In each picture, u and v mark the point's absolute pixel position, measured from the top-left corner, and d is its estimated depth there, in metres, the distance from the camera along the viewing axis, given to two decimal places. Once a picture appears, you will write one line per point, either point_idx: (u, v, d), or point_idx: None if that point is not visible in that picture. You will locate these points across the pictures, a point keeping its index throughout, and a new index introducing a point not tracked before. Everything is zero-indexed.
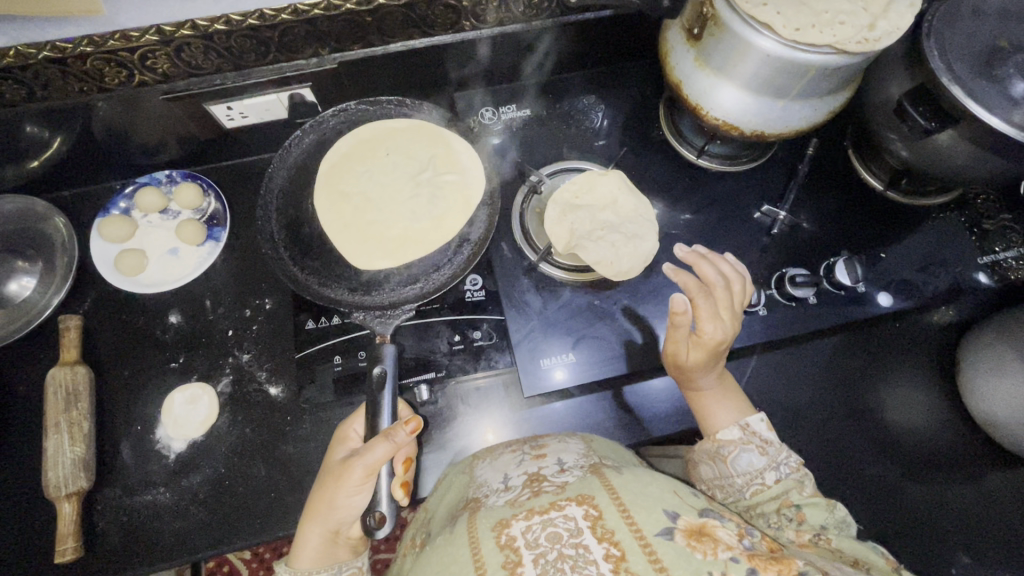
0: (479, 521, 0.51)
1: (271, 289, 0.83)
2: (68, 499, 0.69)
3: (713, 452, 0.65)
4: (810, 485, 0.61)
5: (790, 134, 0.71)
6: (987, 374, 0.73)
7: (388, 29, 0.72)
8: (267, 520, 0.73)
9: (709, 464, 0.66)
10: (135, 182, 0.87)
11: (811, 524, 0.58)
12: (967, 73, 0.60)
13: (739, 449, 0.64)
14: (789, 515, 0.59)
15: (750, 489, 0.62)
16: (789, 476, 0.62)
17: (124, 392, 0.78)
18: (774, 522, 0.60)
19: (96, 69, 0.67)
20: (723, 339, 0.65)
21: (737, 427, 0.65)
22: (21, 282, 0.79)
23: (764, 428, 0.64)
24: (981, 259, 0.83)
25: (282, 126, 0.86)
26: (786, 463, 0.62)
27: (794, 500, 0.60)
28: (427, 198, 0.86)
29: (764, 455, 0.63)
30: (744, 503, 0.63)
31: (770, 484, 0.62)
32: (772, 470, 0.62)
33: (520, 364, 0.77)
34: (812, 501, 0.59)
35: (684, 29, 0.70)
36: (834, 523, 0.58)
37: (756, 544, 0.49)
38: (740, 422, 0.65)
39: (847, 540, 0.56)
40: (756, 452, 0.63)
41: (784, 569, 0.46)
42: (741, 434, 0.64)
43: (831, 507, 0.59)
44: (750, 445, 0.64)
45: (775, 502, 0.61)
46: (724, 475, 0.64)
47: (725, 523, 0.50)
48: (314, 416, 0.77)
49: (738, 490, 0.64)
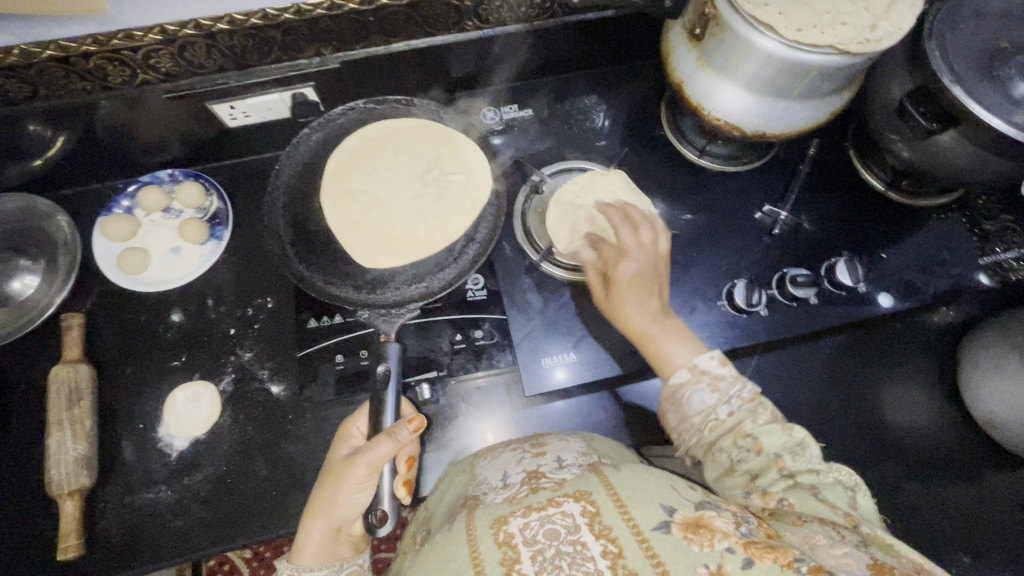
0: (477, 518, 0.52)
1: (273, 288, 0.84)
2: (69, 497, 0.69)
3: (670, 396, 0.62)
4: (765, 412, 0.58)
5: (791, 134, 0.71)
6: (989, 375, 0.73)
7: (391, 29, 0.72)
8: (269, 518, 0.73)
9: (671, 411, 0.62)
10: (138, 181, 0.87)
11: (768, 452, 0.55)
12: (967, 73, 0.60)
13: (691, 389, 0.60)
14: (746, 446, 0.56)
15: (707, 427, 0.59)
16: (741, 407, 0.58)
17: (126, 389, 0.78)
18: (736, 456, 0.56)
19: (99, 67, 0.67)
20: (635, 272, 0.69)
21: (685, 369, 0.62)
22: (24, 281, 0.80)
23: (715, 364, 0.61)
24: (982, 260, 0.83)
25: (285, 125, 0.86)
26: (738, 396, 0.59)
27: (748, 429, 0.56)
28: (433, 198, 0.86)
29: (716, 391, 0.60)
30: (704, 443, 0.59)
31: (724, 417, 0.58)
32: (723, 404, 0.59)
33: (522, 362, 0.77)
34: (766, 428, 0.56)
35: (686, 29, 0.70)
36: (791, 451, 0.55)
37: (752, 530, 0.49)
38: (688, 363, 0.62)
39: (807, 499, 0.52)
40: (708, 390, 0.60)
41: (780, 558, 0.46)
42: (690, 374, 0.61)
43: (788, 431, 0.56)
44: (700, 384, 0.60)
45: (730, 435, 0.57)
46: (682, 418, 0.61)
47: (722, 513, 0.50)
48: (316, 414, 0.77)
49: (697, 430, 0.59)
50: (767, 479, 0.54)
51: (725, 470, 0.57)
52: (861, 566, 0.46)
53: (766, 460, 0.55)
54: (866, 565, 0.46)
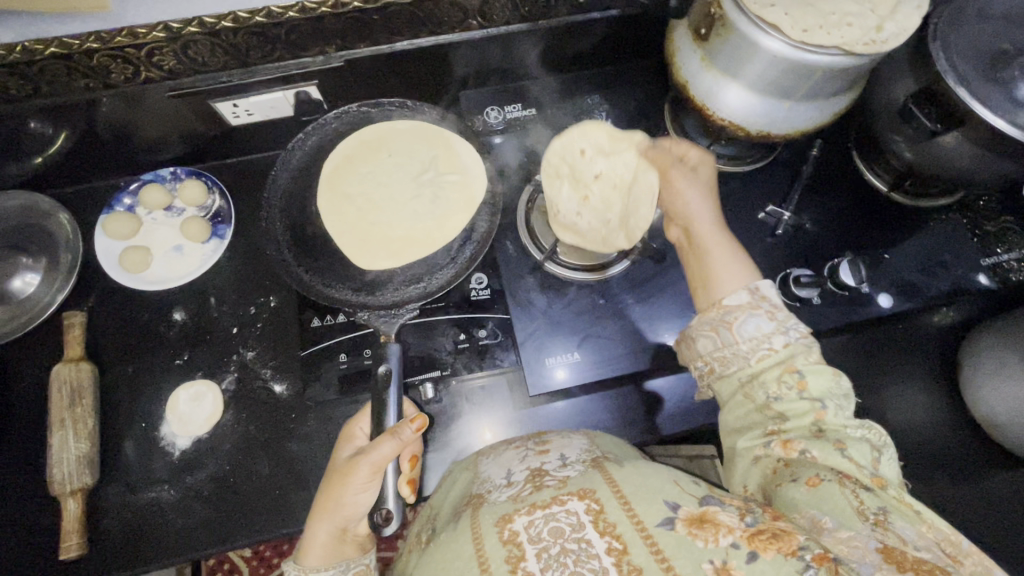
0: (482, 516, 0.52)
1: (275, 286, 0.83)
2: (72, 496, 0.69)
3: (720, 316, 0.60)
4: (817, 352, 0.57)
5: (795, 135, 0.71)
6: (989, 375, 0.74)
7: (395, 27, 0.72)
8: (273, 517, 0.73)
9: (709, 336, 0.61)
10: (140, 178, 0.87)
11: (812, 395, 0.55)
12: (973, 74, 0.60)
13: (747, 314, 0.59)
14: (790, 382, 0.55)
15: (756, 356, 0.58)
16: (798, 341, 0.57)
17: (127, 388, 0.78)
18: (774, 392, 0.56)
19: (101, 65, 0.67)
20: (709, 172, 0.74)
21: (745, 291, 0.61)
22: (25, 278, 0.79)
23: (773, 292, 0.60)
24: (983, 261, 0.83)
25: (288, 124, 0.86)
26: (795, 328, 0.58)
27: (799, 365, 0.56)
28: (428, 198, 0.87)
29: (773, 320, 0.58)
30: (747, 372, 0.58)
31: (778, 348, 0.57)
32: (780, 334, 0.57)
33: (526, 361, 0.77)
34: (817, 368, 0.55)
35: (691, 30, 0.70)
36: (835, 397, 0.55)
37: (758, 519, 0.48)
38: (750, 286, 0.61)
39: (832, 453, 0.52)
40: (765, 316, 0.58)
41: (785, 548, 0.45)
42: (750, 297, 0.60)
43: (837, 379, 0.55)
44: (759, 310, 0.59)
45: (778, 367, 0.56)
46: (728, 344, 0.59)
47: (726, 507, 0.50)
48: (319, 413, 0.77)
49: (742, 358, 0.58)
50: (796, 427, 0.54)
51: (759, 406, 0.57)
52: (870, 549, 0.45)
53: (807, 404, 0.54)
54: (875, 547, 0.45)
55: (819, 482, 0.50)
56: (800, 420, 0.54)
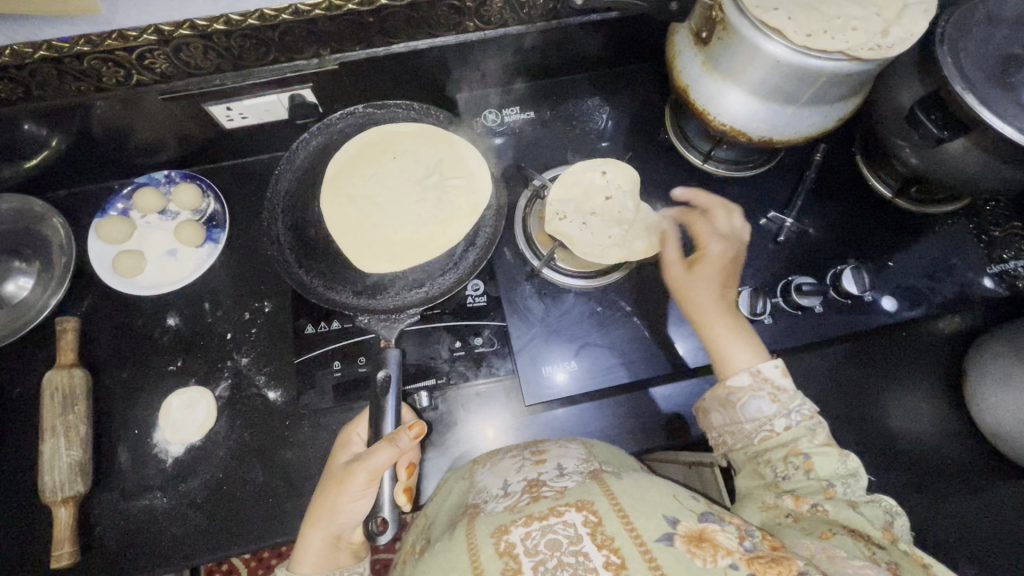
0: (478, 526, 0.51)
1: (270, 291, 0.82)
2: (64, 504, 0.69)
3: (723, 398, 0.60)
4: (823, 433, 0.57)
5: (799, 140, 0.70)
6: (996, 387, 0.72)
7: (391, 29, 0.71)
8: (266, 526, 0.72)
9: (719, 412, 0.61)
10: (134, 182, 0.86)
11: (820, 476, 0.55)
12: (981, 79, 0.58)
13: (749, 396, 0.59)
14: (796, 463, 0.55)
15: (759, 436, 0.58)
16: (800, 424, 0.57)
17: (121, 395, 0.77)
18: (781, 472, 0.56)
19: (93, 69, 0.66)
20: (723, 256, 0.72)
21: (747, 374, 0.60)
22: (19, 282, 0.79)
23: (778, 374, 0.59)
24: (990, 268, 0.82)
25: (284, 128, 0.85)
26: (798, 411, 0.58)
27: (803, 448, 0.56)
28: (433, 203, 0.85)
29: (776, 402, 0.59)
30: (752, 449, 0.58)
31: (780, 431, 0.57)
32: (782, 417, 0.58)
33: (523, 370, 0.76)
34: (823, 450, 0.55)
35: (692, 32, 0.68)
36: (844, 475, 0.55)
37: (757, 545, 0.47)
38: (751, 368, 0.60)
39: (844, 509, 0.52)
40: (767, 399, 0.59)
41: (785, 571, 0.44)
42: (751, 380, 0.59)
43: (843, 458, 0.55)
44: (761, 393, 0.59)
45: (783, 449, 0.57)
46: (733, 422, 0.60)
47: (725, 526, 0.49)
48: (313, 421, 0.76)
49: (746, 436, 0.59)
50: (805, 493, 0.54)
51: (767, 484, 0.57)
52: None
53: (817, 484, 0.54)
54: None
55: (832, 535, 0.50)
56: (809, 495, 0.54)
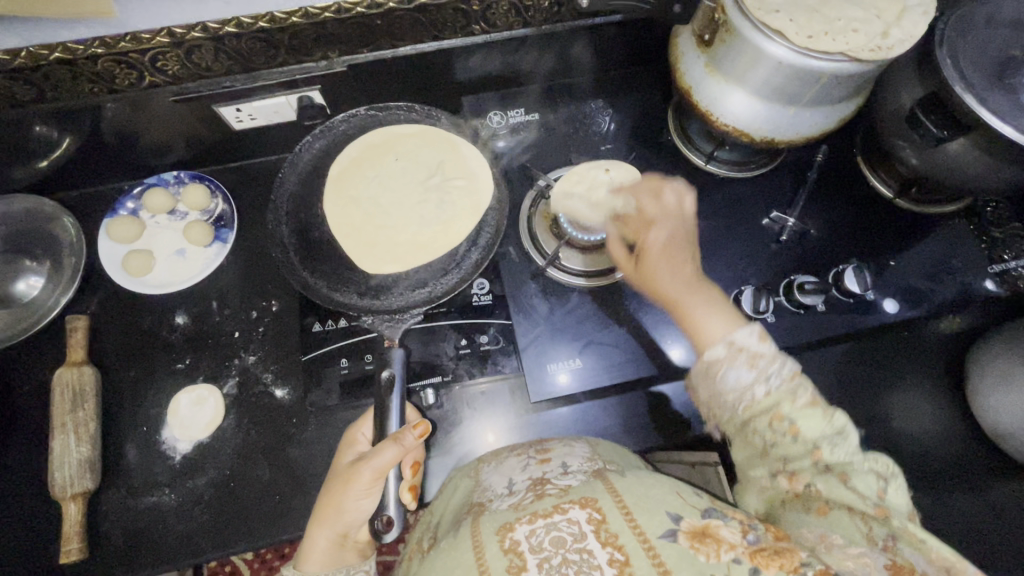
0: (483, 524, 0.51)
1: (278, 291, 0.83)
2: (73, 499, 0.69)
3: (702, 370, 0.57)
4: (807, 393, 0.52)
5: (800, 141, 0.70)
6: (997, 385, 0.73)
7: (398, 32, 0.72)
8: (273, 523, 0.72)
9: (701, 385, 0.58)
10: (143, 183, 0.87)
11: (806, 439, 0.51)
12: (979, 80, 0.59)
13: (726, 367, 0.55)
14: (781, 429, 0.52)
15: (742, 405, 0.54)
16: (781, 387, 0.53)
17: (130, 392, 0.78)
18: (769, 438, 0.52)
19: (106, 70, 0.67)
20: (660, 241, 0.65)
21: (721, 344, 0.56)
22: (29, 282, 0.80)
23: (754, 341, 0.55)
24: (991, 268, 0.82)
25: (291, 129, 0.86)
26: (778, 375, 0.53)
27: (786, 412, 0.52)
28: (435, 203, 0.86)
29: (754, 368, 0.54)
30: (738, 419, 0.55)
31: (761, 398, 0.53)
32: (762, 383, 0.53)
33: (528, 369, 0.77)
34: (806, 413, 0.51)
35: (695, 35, 0.69)
36: (832, 436, 0.50)
37: (761, 537, 0.47)
38: (723, 338, 0.56)
39: (835, 486, 0.49)
40: (744, 367, 0.54)
41: (788, 564, 0.44)
42: (726, 351, 0.55)
43: (829, 417, 0.51)
44: (738, 361, 0.55)
45: (766, 416, 0.53)
46: (715, 394, 0.56)
47: (728, 521, 0.49)
48: (320, 418, 0.77)
49: (731, 407, 0.55)
50: (799, 464, 0.51)
51: (757, 450, 0.54)
52: (878, 567, 0.44)
53: (803, 448, 0.51)
54: (884, 565, 0.44)
55: (829, 510, 0.49)
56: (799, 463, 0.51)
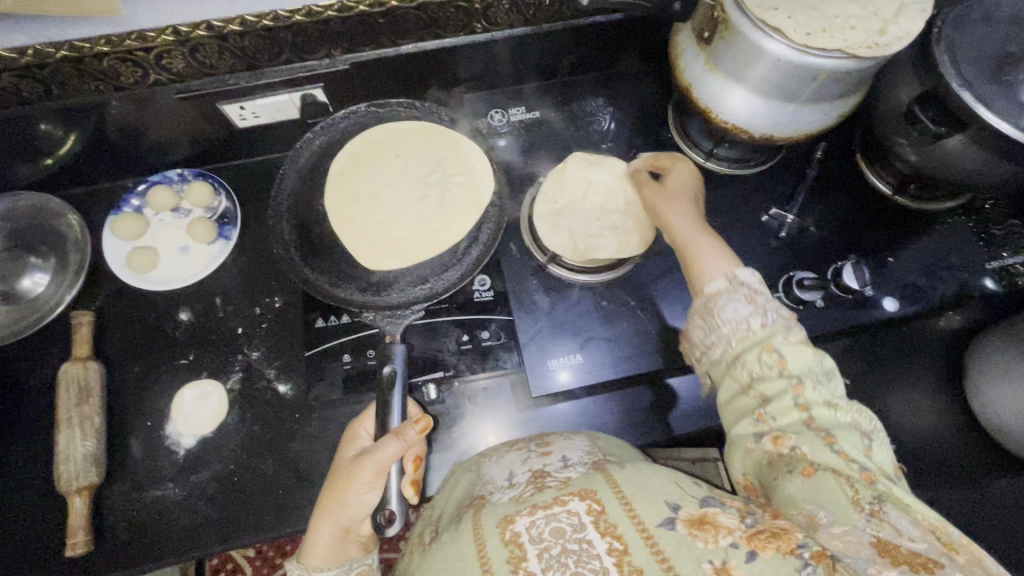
0: (484, 517, 0.52)
1: (281, 287, 0.84)
2: (79, 493, 0.70)
3: (702, 304, 0.61)
4: (798, 332, 0.57)
5: (799, 138, 0.71)
6: (995, 379, 0.73)
7: (401, 30, 0.73)
8: (276, 517, 0.73)
9: (698, 321, 0.62)
10: (148, 180, 0.88)
11: (791, 374, 0.54)
12: (976, 77, 0.60)
13: (725, 299, 0.60)
14: (769, 361, 0.55)
15: (737, 337, 0.58)
16: (777, 322, 0.57)
17: (134, 388, 0.79)
18: (755, 372, 0.56)
19: (111, 68, 0.68)
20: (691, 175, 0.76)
21: (722, 277, 0.62)
22: (34, 278, 0.80)
23: (752, 278, 0.61)
24: (989, 264, 0.83)
25: (294, 127, 0.87)
26: (774, 310, 0.57)
27: (777, 344, 0.55)
28: (435, 200, 0.87)
29: (752, 304, 0.59)
30: (730, 354, 0.58)
31: (756, 329, 0.57)
32: (758, 316, 0.58)
33: (530, 364, 0.77)
34: (795, 346, 0.55)
35: (695, 33, 0.70)
36: (817, 374, 0.54)
37: (758, 520, 0.47)
38: (725, 271, 0.62)
39: (822, 446, 0.49)
40: (742, 301, 0.59)
41: (784, 547, 0.45)
42: (727, 283, 0.61)
43: (817, 357, 0.55)
44: (737, 294, 0.60)
45: (757, 349, 0.56)
46: (712, 330, 0.60)
47: (727, 508, 0.49)
48: (323, 413, 0.78)
49: (726, 342, 0.59)
50: (787, 420, 0.52)
51: (743, 387, 0.56)
52: (864, 543, 0.44)
53: (786, 382, 0.54)
54: (870, 542, 0.44)
55: (814, 472, 0.48)
56: (787, 412, 0.52)
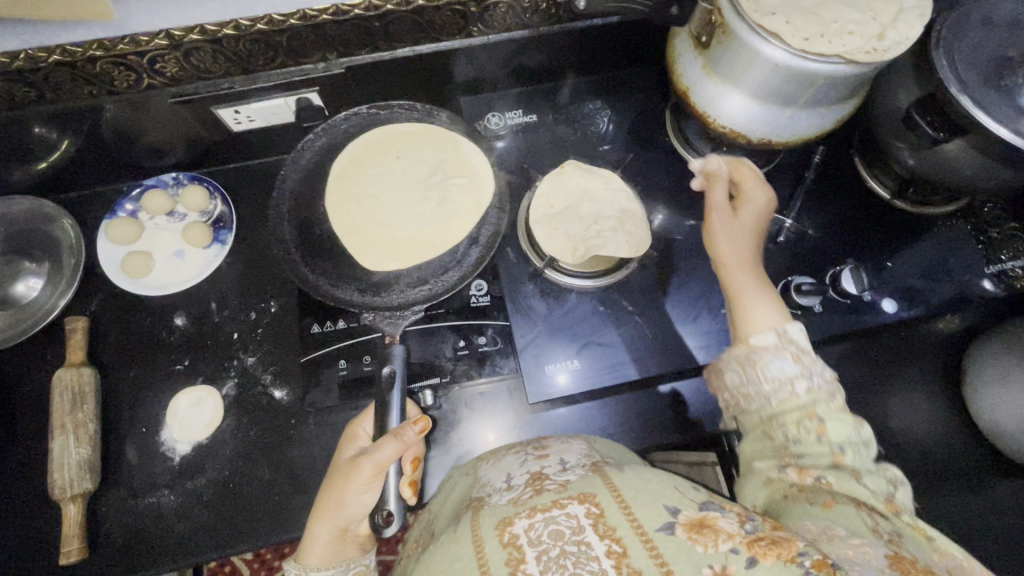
0: (482, 519, 0.51)
1: (277, 292, 0.84)
2: (73, 500, 0.70)
3: (744, 355, 0.58)
4: (840, 399, 0.55)
5: (797, 142, 0.71)
6: (993, 384, 0.73)
7: (397, 34, 0.73)
8: (272, 523, 0.73)
9: (734, 370, 0.59)
10: (143, 184, 0.88)
11: (831, 441, 0.52)
12: (974, 82, 0.59)
13: (771, 355, 0.57)
14: (809, 427, 0.53)
15: (777, 397, 0.56)
16: (821, 387, 0.55)
17: (129, 393, 0.78)
18: (792, 434, 0.54)
19: (105, 72, 0.67)
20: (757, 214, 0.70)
21: (772, 333, 0.58)
22: (28, 283, 0.80)
23: (801, 336, 0.58)
24: (989, 268, 0.83)
25: (290, 131, 0.86)
26: (821, 374, 0.55)
27: (820, 412, 0.53)
28: (436, 201, 0.87)
29: (798, 364, 0.56)
30: (767, 411, 0.56)
31: (799, 393, 0.55)
32: (804, 378, 0.55)
33: (524, 369, 0.77)
34: (839, 416, 0.53)
35: (692, 36, 0.70)
36: (857, 445, 0.52)
37: (758, 527, 0.47)
38: (777, 328, 0.58)
39: (848, 480, 0.50)
40: (790, 360, 0.56)
41: (785, 554, 0.44)
42: (776, 339, 0.58)
43: (858, 427, 0.53)
44: (784, 352, 0.57)
45: (798, 412, 0.54)
46: (751, 382, 0.57)
47: (726, 513, 0.49)
48: (318, 419, 0.77)
49: (763, 397, 0.57)
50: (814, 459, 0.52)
51: (776, 445, 0.54)
52: (879, 555, 0.44)
53: (827, 448, 0.52)
54: (885, 554, 0.44)
55: (834, 504, 0.49)
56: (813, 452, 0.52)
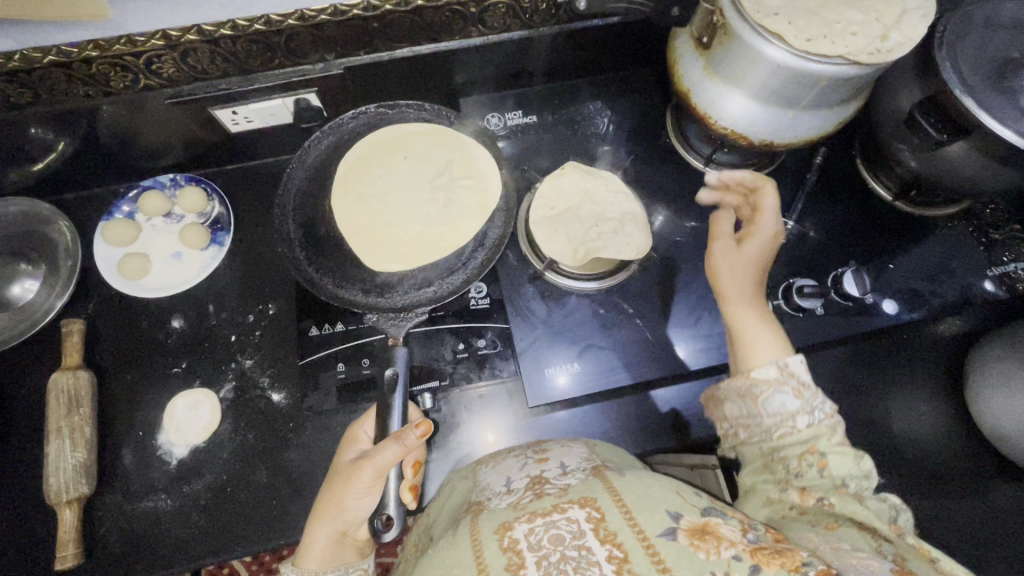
0: (482, 523, 0.51)
1: (275, 294, 0.83)
2: (69, 505, 0.69)
3: (744, 387, 0.58)
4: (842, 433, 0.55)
5: (799, 144, 0.70)
6: (995, 387, 0.73)
7: (395, 35, 0.72)
8: (270, 527, 0.72)
9: (735, 400, 0.60)
10: (139, 185, 0.87)
11: (833, 476, 0.52)
12: (978, 83, 0.59)
13: (773, 389, 0.56)
14: (810, 462, 0.54)
15: (777, 432, 0.56)
16: (822, 422, 0.55)
17: (126, 396, 0.78)
18: (795, 469, 0.54)
19: (101, 73, 0.67)
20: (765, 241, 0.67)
21: (774, 366, 0.57)
22: (25, 285, 0.79)
23: (803, 370, 0.57)
24: (991, 271, 0.82)
25: (288, 132, 0.86)
26: (821, 409, 0.55)
27: (821, 447, 0.54)
28: (442, 203, 0.86)
29: (800, 398, 0.56)
30: (769, 446, 0.57)
31: (800, 428, 0.55)
32: (805, 414, 0.55)
33: (525, 371, 0.76)
34: (841, 450, 0.53)
35: (693, 37, 0.69)
36: (858, 477, 0.53)
37: (760, 537, 0.47)
38: (778, 361, 0.58)
39: (850, 503, 0.51)
40: (791, 395, 0.56)
41: (788, 563, 0.44)
42: (777, 373, 0.57)
43: (857, 460, 0.54)
44: (786, 387, 0.56)
45: (801, 447, 0.55)
46: (752, 415, 0.58)
47: (728, 520, 0.49)
48: (317, 422, 0.76)
49: (764, 432, 0.57)
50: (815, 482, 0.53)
51: (777, 478, 0.55)
52: (884, 567, 0.44)
53: (828, 483, 0.52)
54: (889, 567, 0.44)
55: (837, 526, 0.50)
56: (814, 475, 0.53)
